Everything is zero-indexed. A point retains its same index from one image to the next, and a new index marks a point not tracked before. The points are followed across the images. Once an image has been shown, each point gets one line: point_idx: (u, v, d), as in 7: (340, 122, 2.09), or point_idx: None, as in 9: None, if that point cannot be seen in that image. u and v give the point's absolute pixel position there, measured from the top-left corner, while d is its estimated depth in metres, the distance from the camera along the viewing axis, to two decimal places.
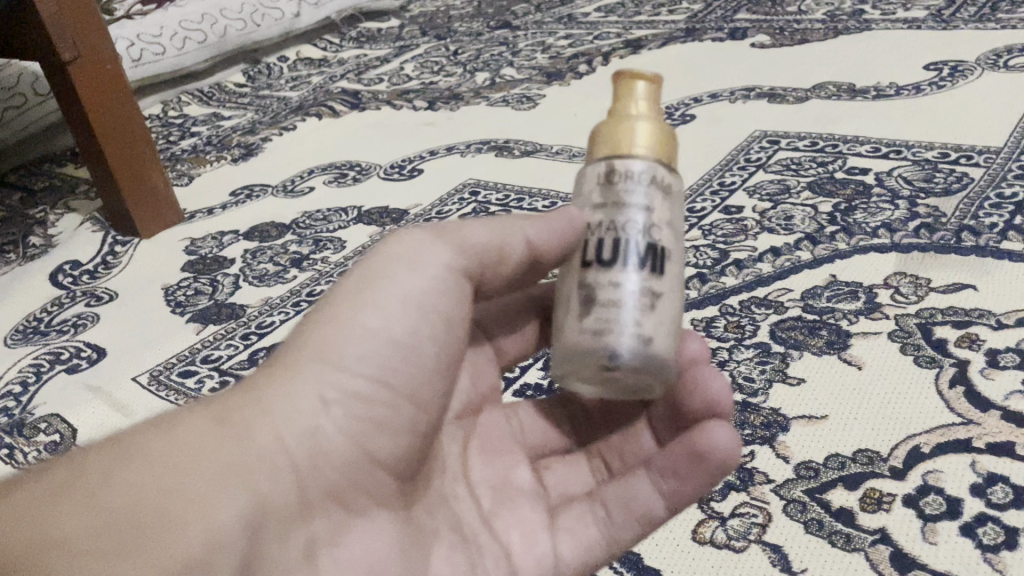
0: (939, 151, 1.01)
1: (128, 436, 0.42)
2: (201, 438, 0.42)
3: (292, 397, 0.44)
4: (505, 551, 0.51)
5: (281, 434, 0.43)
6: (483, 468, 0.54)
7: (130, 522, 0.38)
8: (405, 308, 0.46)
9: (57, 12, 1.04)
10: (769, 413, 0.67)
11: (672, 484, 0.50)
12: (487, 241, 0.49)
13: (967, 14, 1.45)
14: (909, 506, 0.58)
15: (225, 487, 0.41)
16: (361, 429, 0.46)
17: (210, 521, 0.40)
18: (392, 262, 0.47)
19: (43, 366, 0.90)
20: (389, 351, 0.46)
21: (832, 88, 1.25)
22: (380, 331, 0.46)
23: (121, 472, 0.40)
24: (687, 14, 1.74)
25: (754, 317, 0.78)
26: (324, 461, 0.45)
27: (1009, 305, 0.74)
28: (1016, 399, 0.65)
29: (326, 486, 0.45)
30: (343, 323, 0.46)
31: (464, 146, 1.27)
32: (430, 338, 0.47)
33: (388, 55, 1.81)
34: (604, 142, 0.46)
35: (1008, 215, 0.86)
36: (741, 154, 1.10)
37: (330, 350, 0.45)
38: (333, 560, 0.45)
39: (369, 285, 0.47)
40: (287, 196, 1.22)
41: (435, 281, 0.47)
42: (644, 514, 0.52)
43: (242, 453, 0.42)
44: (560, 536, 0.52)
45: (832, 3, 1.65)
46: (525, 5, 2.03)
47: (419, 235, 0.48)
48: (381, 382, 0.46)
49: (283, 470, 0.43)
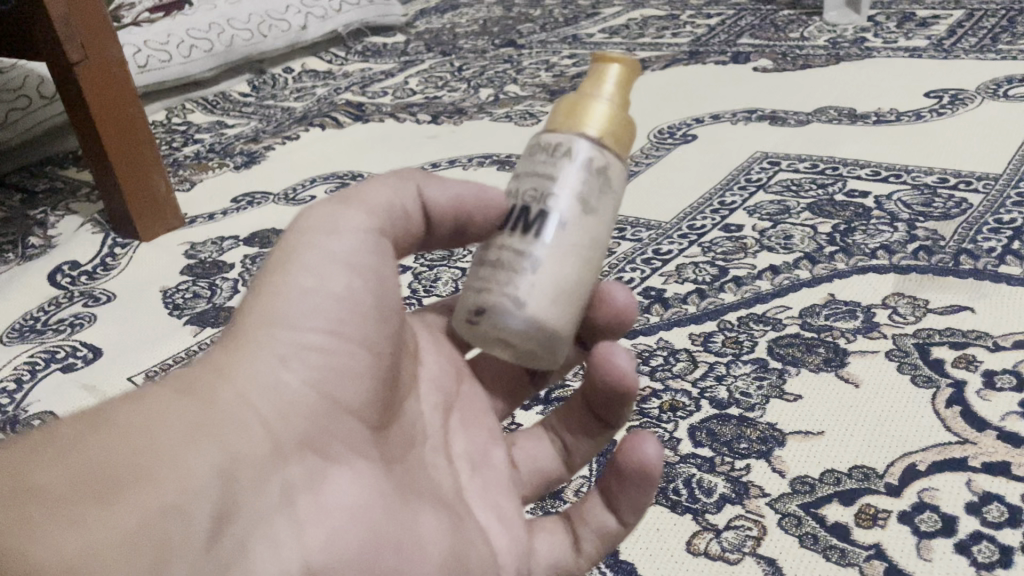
0: (938, 176, 1.02)
1: (92, 410, 0.40)
2: (165, 400, 0.41)
3: (250, 356, 0.43)
4: (483, 530, 0.50)
5: (246, 392, 0.42)
6: (462, 442, 0.53)
7: (101, 474, 0.36)
8: (335, 266, 0.45)
9: (67, 13, 1.05)
10: (766, 428, 0.67)
11: (613, 497, 0.52)
12: (390, 200, 0.48)
13: (968, 44, 1.47)
14: (905, 522, 0.58)
15: (195, 440, 0.39)
16: (323, 377, 0.44)
17: (183, 470, 0.38)
18: (311, 229, 0.46)
19: (38, 364, 0.90)
20: (331, 304, 0.45)
21: (834, 112, 1.26)
22: (316, 289, 0.45)
23: (87, 433, 0.38)
24: (691, 37, 1.76)
25: (751, 333, 0.78)
26: (292, 413, 0.43)
27: (1006, 328, 0.74)
28: (1012, 420, 0.65)
29: (296, 437, 0.43)
30: (279, 285, 0.44)
31: (467, 160, 1.28)
32: (367, 289, 0.46)
33: (393, 70, 1.82)
34: (561, 113, 0.47)
35: (1006, 240, 0.87)
36: (741, 174, 1.11)
37: (278, 307, 0.44)
38: (314, 508, 0.43)
39: (296, 252, 0.45)
40: (289, 203, 1.22)
41: (359, 241, 0.46)
42: (602, 532, 0.52)
43: (208, 411, 0.41)
44: (538, 536, 0.53)
45: (834, 30, 1.67)
46: (530, 25, 2.05)
47: (334, 202, 0.47)
48: (331, 331, 0.45)
49: (252, 423, 0.42)
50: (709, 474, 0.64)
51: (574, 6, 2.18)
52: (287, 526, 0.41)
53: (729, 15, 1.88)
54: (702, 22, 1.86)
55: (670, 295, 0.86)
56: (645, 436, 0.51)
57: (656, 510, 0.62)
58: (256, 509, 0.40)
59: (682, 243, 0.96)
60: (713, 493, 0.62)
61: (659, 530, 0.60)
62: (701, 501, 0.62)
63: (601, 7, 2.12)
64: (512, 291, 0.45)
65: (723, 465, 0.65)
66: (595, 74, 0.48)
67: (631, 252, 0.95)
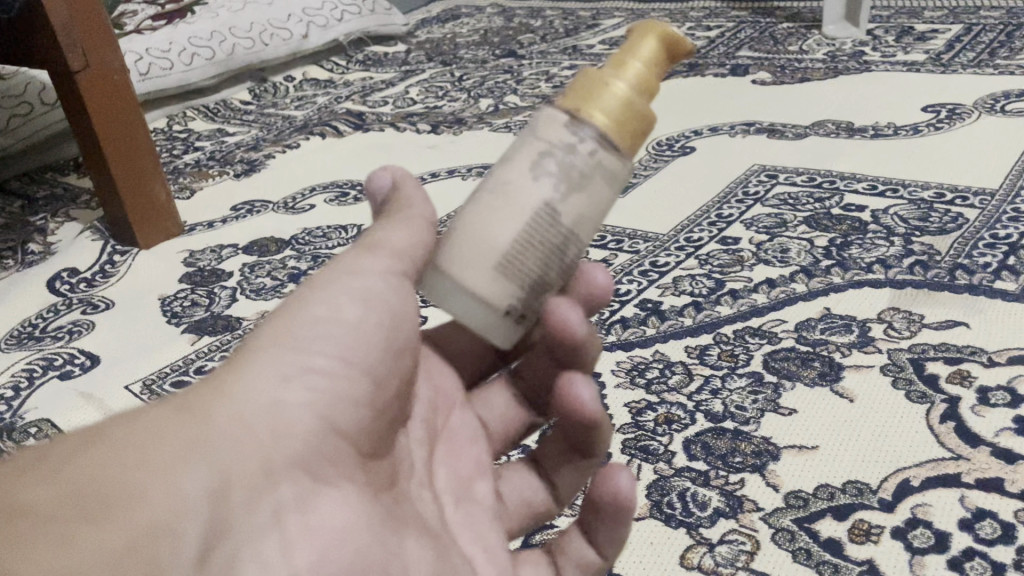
0: (935, 191, 1.02)
1: (92, 430, 0.40)
2: (161, 419, 0.41)
3: (251, 378, 0.44)
4: (469, 560, 0.50)
5: (243, 412, 0.43)
6: (447, 476, 0.54)
7: (95, 489, 0.37)
8: (350, 299, 0.48)
9: (70, 21, 1.05)
10: (761, 442, 0.68)
11: (592, 530, 0.52)
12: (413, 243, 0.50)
13: (966, 59, 1.47)
14: (898, 538, 0.58)
15: (189, 459, 0.40)
16: (321, 401, 0.45)
17: (174, 488, 0.39)
18: (334, 268, 0.49)
19: (36, 371, 0.90)
20: (343, 333, 0.47)
21: (832, 125, 1.26)
22: (329, 318, 0.47)
23: (82, 452, 0.38)
24: (691, 49, 1.77)
25: (747, 347, 0.79)
26: (288, 434, 0.44)
27: (1001, 344, 0.74)
28: (1006, 436, 0.65)
29: (290, 456, 0.44)
30: (295, 316, 0.47)
31: (465, 170, 1.29)
32: (379, 324, 0.48)
33: (393, 79, 1.83)
34: (581, 86, 0.48)
35: (1001, 255, 0.87)
36: (739, 187, 1.11)
37: (286, 334, 0.46)
38: (304, 527, 0.42)
39: (317, 285, 0.48)
40: (288, 212, 1.23)
41: (378, 278, 0.49)
42: (583, 561, 0.53)
43: (204, 431, 0.41)
44: (522, 566, 0.53)
45: (833, 43, 1.67)
46: (531, 36, 2.06)
47: (356, 248, 0.50)
48: (338, 359, 0.47)
49: (246, 443, 0.42)
50: (704, 487, 0.64)
51: (574, 17, 2.19)
52: (276, 544, 0.41)
53: (728, 28, 1.89)
54: (702, 35, 1.86)
55: (667, 307, 0.86)
56: (615, 468, 0.51)
57: (650, 524, 0.62)
58: (245, 527, 0.40)
59: (679, 255, 0.96)
60: (707, 506, 0.62)
61: (652, 544, 0.60)
62: (695, 514, 0.62)
63: (602, 19, 2.13)
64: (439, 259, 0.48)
65: (718, 478, 0.65)
66: (627, 55, 0.48)
67: (628, 264, 0.95)
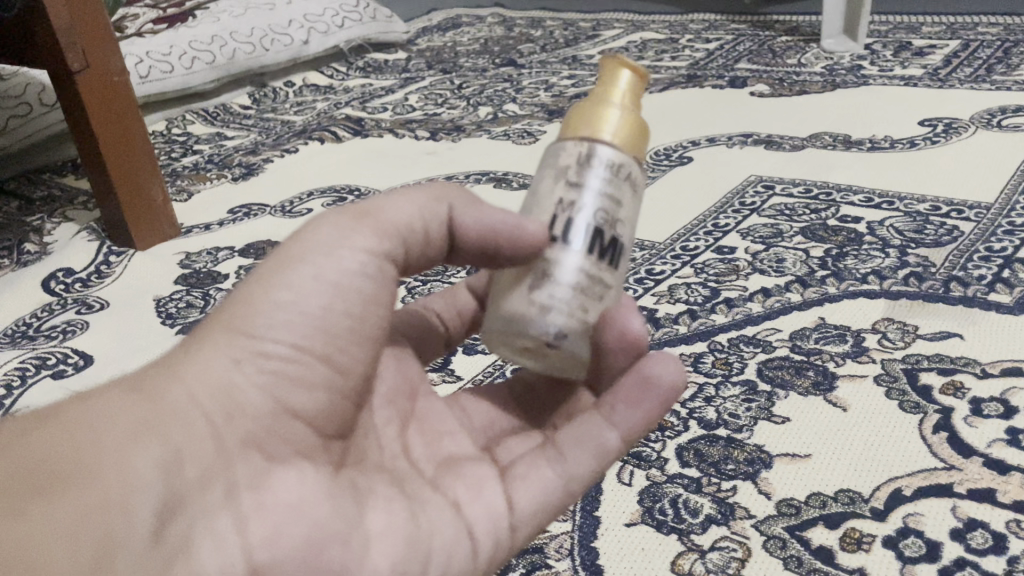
0: (931, 204, 1.03)
1: (50, 412, 0.41)
2: (114, 399, 0.41)
3: (206, 359, 0.43)
4: (454, 503, 0.48)
5: (195, 393, 0.42)
6: (422, 448, 0.51)
7: (43, 468, 0.37)
8: (319, 284, 0.43)
9: (70, 22, 1.05)
10: (754, 450, 0.67)
11: (622, 412, 0.51)
12: (410, 222, 0.46)
13: (963, 74, 1.48)
14: (889, 547, 0.58)
15: (138, 437, 0.39)
16: (277, 382, 0.43)
17: (123, 464, 0.38)
18: (308, 241, 0.44)
19: (29, 370, 0.90)
20: (302, 323, 0.43)
21: (829, 138, 1.27)
22: (292, 305, 0.43)
23: (35, 433, 0.39)
24: (690, 61, 1.77)
25: (742, 355, 0.79)
26: (241, 415, 0.43)
27: (994, 356, 0.74)
28: (999, 447, 0.65)
29: (244, 436, 0.43)
30: (256, 299, 0.43)
31: (464, 176, 1.29)
32: (347, 311, 0.44)
33: (393, 86, 1.83)
34: (575, 116, 0.46)
35: (996, 268, 0.87)
36: (736, 197, 1.11)
37: (238, 316, 0.43)
38: (259, 503, 0.42)
39: (282, 263, 0.44)
40: (285, 215, 1.23)
41: (357, 263, 0.44)
42: (601, 447, 0.51)
43: (155, 409, 0.41)
44: (515, 486, 0.50)
45: (832, 57, 1.68)
46: (531, 45, 2.07)
47: (341, 218, 0.45)
48: (292, 346, 0.43)
49: (197, 424, 0.41)
50: (697, 494, 0.64)
51: (574, 28, 2.20)
52: (229, 521, 0.41)
53: (728, 40, 1.90)
54: (701, 46, 1.87)
55: (662, 315, 0.86)
56: (661, 356, 0.52)
57: (643, 530, 0.62)
58: (195, 505, 0.40)
59: (675, 264, 0.96)
60: (699, 513, 0.62)
61: (644, 550, 0.60)
62: (687, 521, 0.62)
63: (601, 30, 2.14)
64: (584, 315, 0.45)
65: (711, 486, 0.65)
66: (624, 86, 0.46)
67: None
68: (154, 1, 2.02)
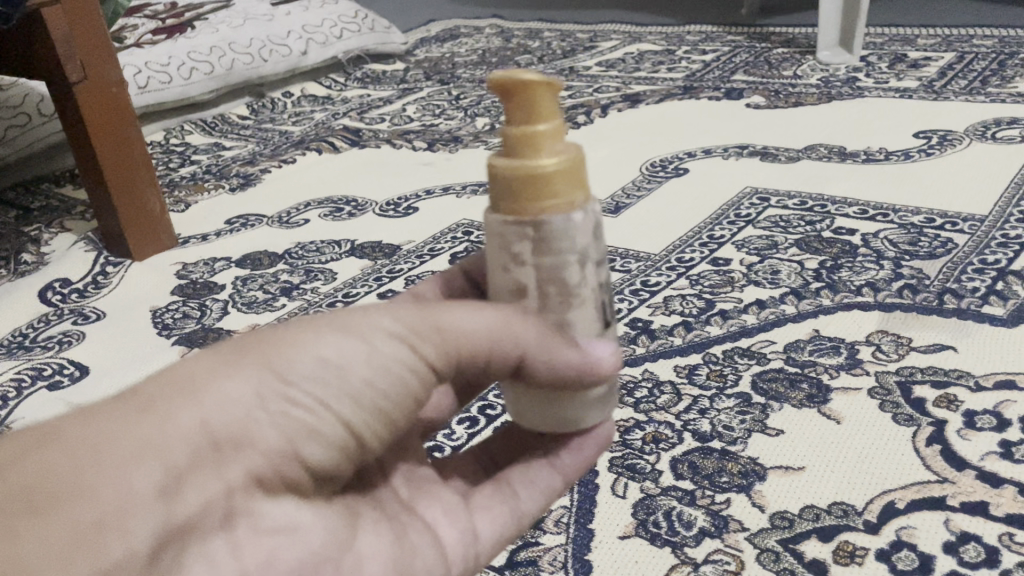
0: (925, 216, 1.03)
1: (55, 421, 0.36)
2: (122, 414, 0.36)
3: (229, 384, 0.38)
4: (429, 526, 0.47)
5: (208, 420, 0.37)
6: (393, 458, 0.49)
7: (39, 485, 0.34)
8: (367, 364, 0.40)
9: (69, 33, 1.06)
10: (747, 462, 0.68)
11: (566, 457, 0.51)
12: (478, 336, 0.42)
13: (958, 86, 1.49)
14: (882, 560, 0.58)
15: (140, 460, 0.35)
16: (300, 426, 0.39)
17: (121, 490, 0.35)
18: (365, 319, 0.41)
19: (24, 381, 0.90)
20: (341, 385, 0.39)
21: (824, 149, 1.27)
22: (335, 368, 0.39)
23: (34, 446, 0.35)
24: (686, 72, 1.78)
25: (736, 367, 0.79)
26: (250, 449, 0.38)
27: (987, 368, 0.74)
28: (992, 460, 0.65)
29: (250, 469, 0.38)
30: (300, 350, 0.39)
31: (461, 187, 1.29)
32: (385, 393, 0.41)
33: (391, 97, 1.84)
34: (518, 183, 0.43)
35: (990, 280, 0.88)
36: (731, 209, 1.11)
37: (271, 355, 0.39)
38: (254, 532, 0.38)
39: (336, 328, 0.40)
40: (282, 226, 1.23)
41: (406, 357, 0.41)
42: (546, 488, 0.51)
43: (162, 430, 0.36)
44: (477, 515, 0.49)
45: (828, 69, 1.69)
46: (528, 57, 2.08)
47: (412, 315, 0.41)
48: (322, 403, 0.39)
49: (205, 451, 0.37)
50: (691, 507, 0.64)
51: (572, 39, 2.21)
52: (223, 544, 0.37)
53: (725, 52, 1.91)
54: (698, 58, 1.88)
55: (657, 327, 0.87)
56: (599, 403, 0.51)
57: (636, 543, 0.62)
58: (190, 530, 0.37)
59: (671, 275, 0.96)
60: (692, 526, 0.62)
61: (637, 562, 0.60)
62: (681, 534, 0.62)
63: (598, 41, 2.15)
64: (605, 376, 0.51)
65: (704, 498, 0.65)
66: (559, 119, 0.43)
67: (619, 283, 0.96)
68: (152, 13, 2.04)
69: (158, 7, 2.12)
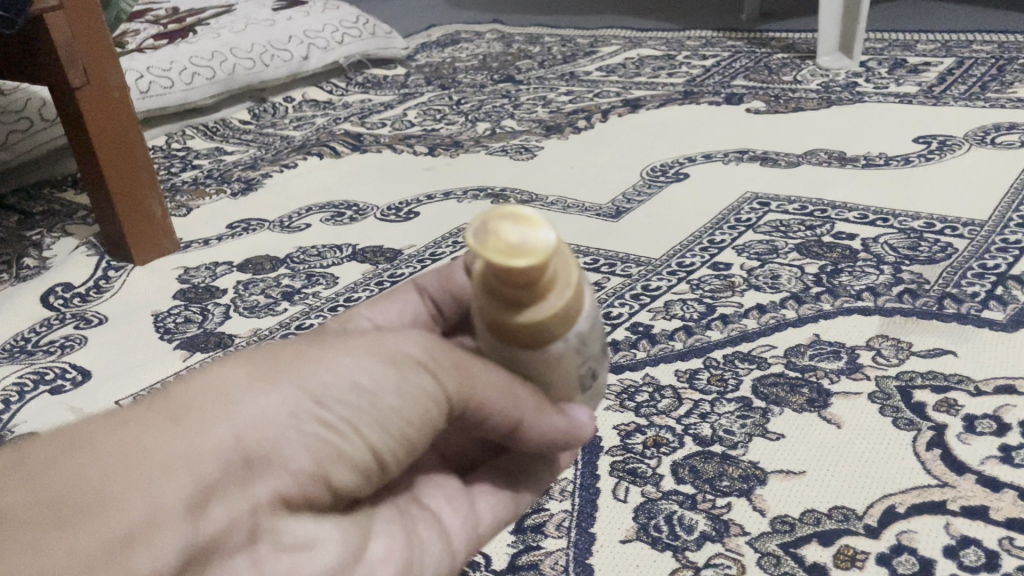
0: (925, 221, 1.03)
1: (83, 429, 0.35)
2: (154, 426, 0.34)
3: (262, 400, 0.36)
4: (436, 517, 0.45)
5: (241, 436, 0.35)
6: None
7: (70, 497, 0.32)
8: (397, 390, 0.38)
9: (71, 36, 1.06)
10: (748, 466, 0.68)
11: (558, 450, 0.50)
12: (492, 389, 0.41)
13: (957, 92, 1.49)
14: (883, 564, 0.58)
15: (171, 476, 0.33)
16: (329, 449, 0.37)
17: (150, 505, 0.33)
18: (392, 346, 0.39)
19: (26, 385, 0.90)
20: (371, 411, 0.37)
21: (823, 154, 1.28)
22: (368, 392, 0.37)
23: (62, 457, 0.33)
24: (687, 77, 1.79)
25: (736, 372, 0.79)
26: (280, 468, 0.36)
27: (987, 373, 0.75)
28: (992, 464, 0.65)
29: (277, 490, 0.36)
30: (333, 370, 0.37)
31: (462, 192, 1.30)
32: (413, 421, 0.39)
33: (392, 102, 1.84)
34: (502, 331, 0.42)
35: (990, 285, 0.88)
36: (732, 214, 1.12)
37: (305, 375, 0.37)
38: (276, 553, 0.36)
39: (365, 352, 0.39)
40: (283, 231, 1.24)
41: (432, 387, 0.39)
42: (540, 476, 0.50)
43: (194, 446, 0.34)
44: (479, 499, 0.47)
45: (827, 74, 1.70)
46: (529, 61, 2.08)
47: (435, 348, 0.40)
48: (353, 427, 0.37)
49: (236, 468, 0.35)
50: (692, 511, 0.64)
51: (572, 44, 2.22)
52: (244, 564, 0.35)
53: (725, 57, 1.92)
54: (698, 63, 1.89)
55: (658, 331, 0.87)
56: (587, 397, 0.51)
57: (637, 547, 0.62)
58: (214, 550, 0.35)
59: (671, 280, 0.97)
60: (693, 530, 0.62)
61: (638, 567, 0.60)
62: (682, 538, 0.62)
63: (599, 46, 2.16)
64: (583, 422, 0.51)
65: (705, 502, 0.65)
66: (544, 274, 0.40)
67: (620, 288, 0.96)
68: (154, 18, 2.05)
69: (161, 12, 2.12)
